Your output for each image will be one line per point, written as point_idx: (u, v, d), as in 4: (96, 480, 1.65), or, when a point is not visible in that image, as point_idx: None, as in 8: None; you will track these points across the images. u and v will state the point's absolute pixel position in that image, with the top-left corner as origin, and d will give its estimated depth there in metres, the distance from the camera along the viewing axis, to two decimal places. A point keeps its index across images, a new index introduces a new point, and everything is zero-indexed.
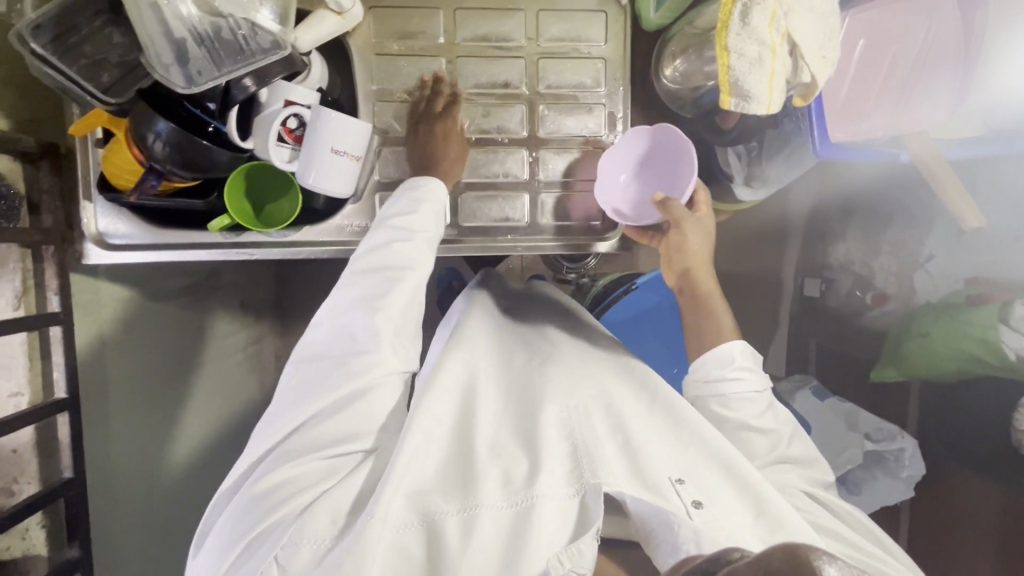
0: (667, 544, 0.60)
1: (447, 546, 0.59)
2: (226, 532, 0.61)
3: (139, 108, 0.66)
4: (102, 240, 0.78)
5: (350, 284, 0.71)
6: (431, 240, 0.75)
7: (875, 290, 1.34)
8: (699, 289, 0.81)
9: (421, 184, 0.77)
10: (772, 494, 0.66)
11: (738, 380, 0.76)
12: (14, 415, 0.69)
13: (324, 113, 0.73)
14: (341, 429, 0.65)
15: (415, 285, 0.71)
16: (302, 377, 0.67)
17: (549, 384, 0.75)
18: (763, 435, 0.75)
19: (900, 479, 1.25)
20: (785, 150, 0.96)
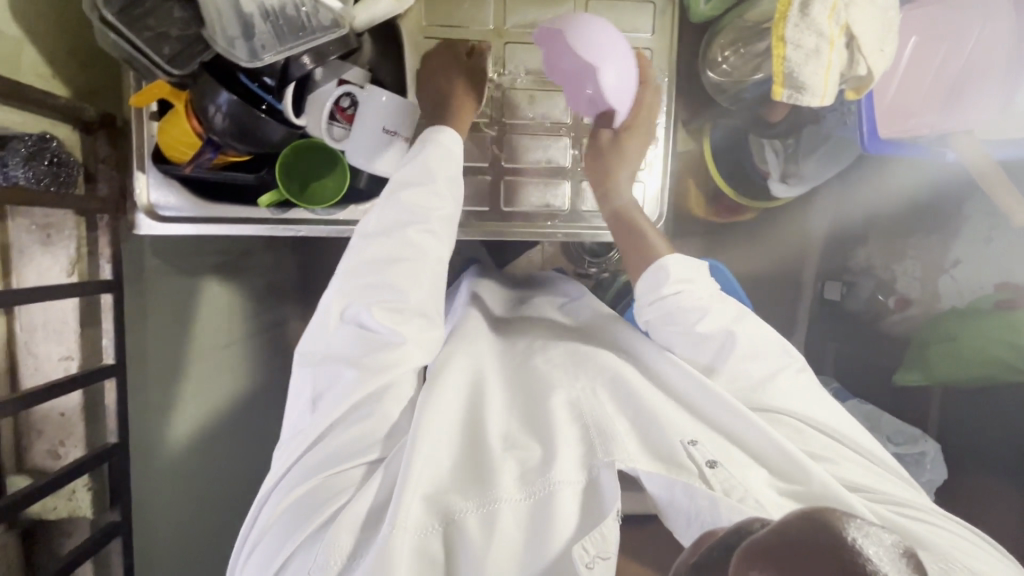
0: (681, 517, 0.60)
1: (471, 541, 0.56)
2: (263, 554, 0.60)
3: (203, 80, 0.67)
4: (153, 212, 0.79)
5: (357, 273, 0.69)
6: (449, 219, 0.72)
7: (897, 294, 1.36)
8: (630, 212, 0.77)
9: (437, 136, 0.72)
10: (790, 451, 0.65)
11: (683, 293, 0.73)
12: (67, 379, 0.70)
13: (377, 95, 0.75)
14: (359, 431, 0.65)
15: (429, 275, 0.70)
16: (320, 379, 0.67)
17: (556, 373, 0.73)
18: (715, 342, 0.73)
19: (920, 483, 1.24)
20: (821, 146, 0.97)
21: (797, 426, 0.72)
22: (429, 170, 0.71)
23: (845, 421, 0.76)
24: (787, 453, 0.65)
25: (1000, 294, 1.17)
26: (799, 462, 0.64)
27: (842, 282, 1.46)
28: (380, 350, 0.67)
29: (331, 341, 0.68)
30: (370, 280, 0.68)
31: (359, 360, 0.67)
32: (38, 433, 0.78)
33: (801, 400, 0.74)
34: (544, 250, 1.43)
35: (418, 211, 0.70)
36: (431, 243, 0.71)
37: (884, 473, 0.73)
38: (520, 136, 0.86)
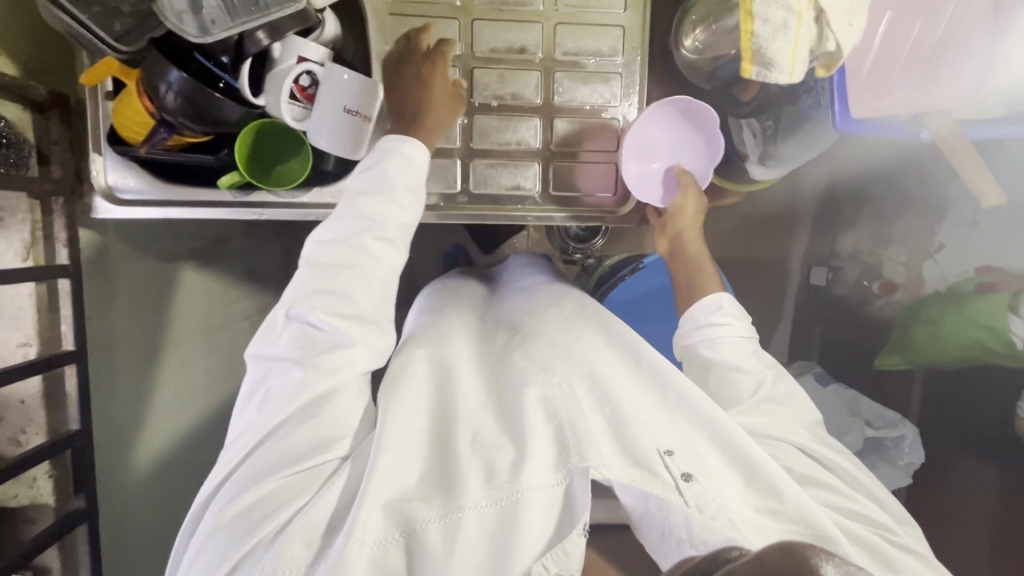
0: (655, 532, 0.59)
1: (429, 553, 0.55)
2: (203, 566, 0.57)
3: (153, 57, 0.65)
4: (111, 194, 0.77)
5: (312, 280, 0.66)
6: (403, 228, 0.70)
7: (882, 279, 1.35)
8: (691, 254, 0.87)
9: (397, 149, 0.71)
10: (763, 459, 0.65)
11: (725, 325, 0.81)
12: (27, 363, 0.69)
13: (338, 72, 0.73)
14: (311, 439, 0.62)
15: (379, 279, 0.68)
16: (269, 385, 0.64)
17: (528, 369, 0.72)
18: (746, 376, 0.77)
19: (899, 466, 1.25)
20: (801, 129, 0.92)
21: (781, 445, 0.73)
22: (389, 179, 0.71)
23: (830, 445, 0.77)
24: (761, 464, 0.64)
25: (983, 276, 1.16)
26: (768, 472, 0.64)
27: (828, 267, 1.49)
28: (328, 349, 0.64)
29: (283, 340, 0.65)
30: (322, 287, 0.66)
31: (302, 364, 0.63)
32: None
33: (778, 421, 0.75)
34: (526, 237, 1.42)
35: (373, 218, 0.69)
36: (387, 251, 0.69)
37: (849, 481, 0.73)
38: (490, 116, 0.84)
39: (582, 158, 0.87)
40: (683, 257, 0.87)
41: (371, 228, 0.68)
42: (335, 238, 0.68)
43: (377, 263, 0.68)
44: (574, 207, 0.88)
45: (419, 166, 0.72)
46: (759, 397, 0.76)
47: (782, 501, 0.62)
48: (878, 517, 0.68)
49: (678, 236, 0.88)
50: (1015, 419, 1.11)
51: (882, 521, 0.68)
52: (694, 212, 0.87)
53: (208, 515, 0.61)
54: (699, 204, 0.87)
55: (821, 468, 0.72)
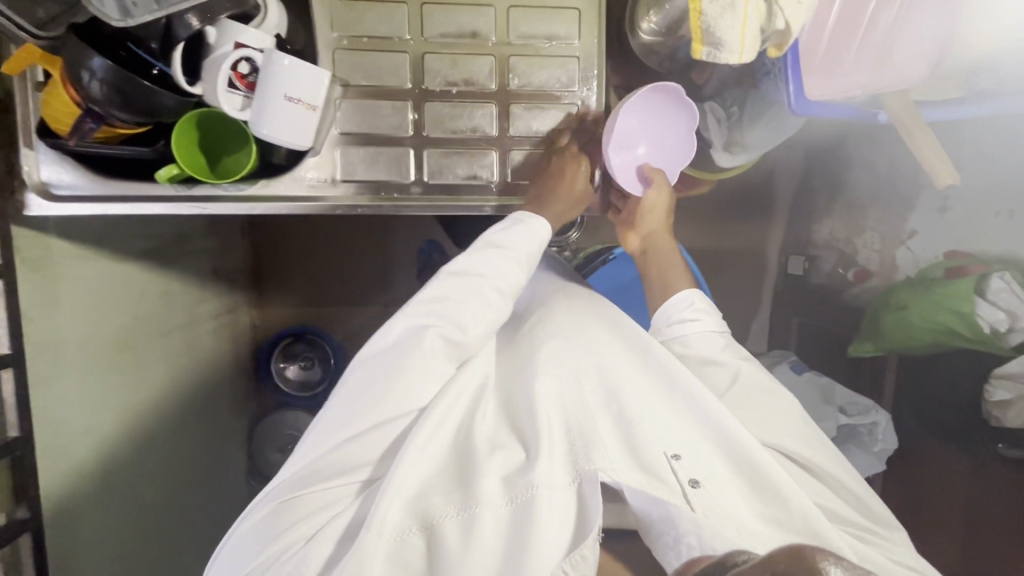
0: (668, 536, 0.60)
1: (444, 551, 0.57)
2: (241, 546, 0.62)
3: (72, 43, 0.63)
4: (45, 191, 0.75)
5: (422, 306, 0.68)
6: (496, 282, 0.71)
7: (857, 267, 1.37)
8: (661, 252, 0.85)
9: (526, 219, 0.75)
10: (772, 464, 0.65)
11: (698, 321, 0.79)
12: None
13: (278, 58, 0.70)
14: (372, 450, 0.64)
15: (484, 324, 0.70)
16: (350, 392, 0.65)
17: (544, 355, 0.70)
18: (724, 370, 0.77)
19: (873, 453, 1.25)
20: (764, 115, 0.91)
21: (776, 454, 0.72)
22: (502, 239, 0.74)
23: (824, 447, 0.74)
24: (768, 469, 0.65)
25: (951, 261, 1.16)
26: (773, 477, 0.64)
27: (805, 257, 1.50)
28: (413, 371, 0.66)
29: (376, 349, 0.67)
30: (423, 316, 0.68)
31: (390, 382, 0.65)
32: None
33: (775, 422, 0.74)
34: None
35: (481, 267, 0.71)
36: (497, 298, 0.71)
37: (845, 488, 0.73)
38: (444, 104, 0.81)
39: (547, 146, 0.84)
40: (653, 254, 0.86)
41: (482, 276, 0.71)
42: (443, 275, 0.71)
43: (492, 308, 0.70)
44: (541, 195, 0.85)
45: (542, 237, 0.76)
46: (739, 387, 0.76)
47: (782, 502, 0.64)
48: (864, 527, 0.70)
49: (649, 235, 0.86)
50: (983, 402, 1.11)
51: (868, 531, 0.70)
52: (664, 209, 0.85)
53: (255, 500, 0.65)
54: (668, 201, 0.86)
55: (815, 479, 0.72)
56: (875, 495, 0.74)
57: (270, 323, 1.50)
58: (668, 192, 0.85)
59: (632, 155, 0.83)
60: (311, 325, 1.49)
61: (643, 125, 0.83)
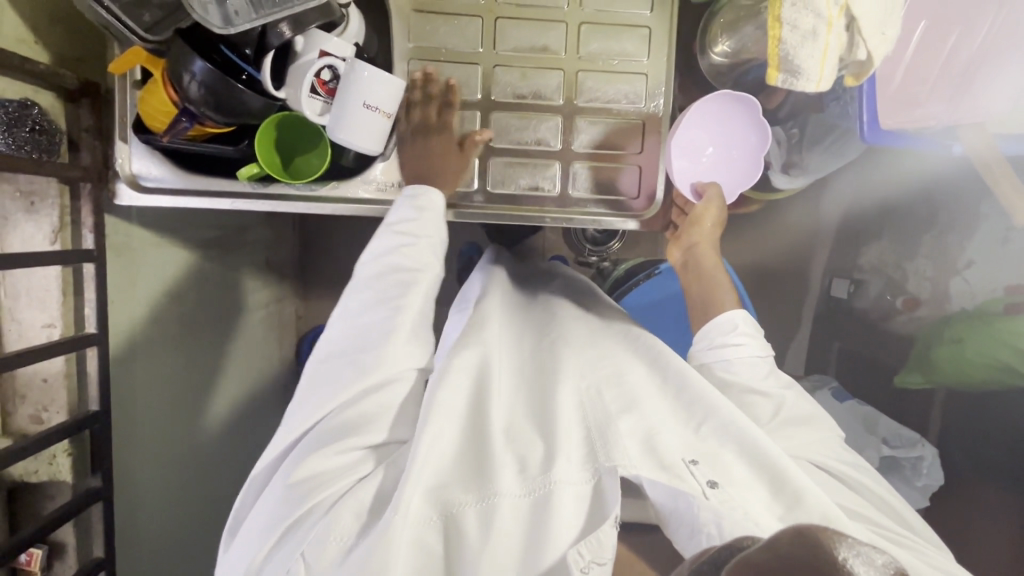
0: (687, 527, 0.58)
1: (468, 537, 0.57)
2: (247, 543, 0.61)
3: (178, 46, 0.67)
4: (134, 182, 0.80)
5: (367, 284, 0.72)
6: (436, 247, 0.75)
7: (907, 295, 1.29)
8: (705, 267, 0.86)
9: (424, 189, 0.77)
10: (793, 468, 0.63)
11: (742, 346, 0.79)
12: (47, 346, 0.71)
13: (358, 69, 0.73)
14: (352, 418, 0.64)
15: (429, 290, 0.72)
16: (319, 374, 0.67)
17: (566, 366, 0.73)
18: (767, 400, 0.76)
19: (916, 488, 1.22)
20: (827, 140, 0.92)
21: (819, 472, 0.70)
22: (420, 209, 0.76)
23: (858, 468, 0.74)
24: (790, 474, 0.62)
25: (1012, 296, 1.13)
26: (793, 479, 0.62)
27: (850, 281, 1.43)
28: (373, 348, 0.67)
29: (336, 338, 0.69)
30: (368, 298, 0.70)
31: (353, 362, 0.66)
32: (22, 398, 0.79)
33: (812, 446, 0.74)
34: (544, 238, 1.42)
35: (421, 233, 0.75)
36: (430, 260, 0.74)
37: (876, 497, 0.71)
38: (509, 115, 0.84)
39: (613, 161, 0.85)
40: (696, 269, 0.86)
41: (413, 245, 0.74)
42: (376, 257, 0.74)
43: (421, 273, 0.72)
44: (606, 200, 0.86)
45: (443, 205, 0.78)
46: (780, 419, 0.75)
47: (802, 507, 0.61)
48: (921, 544, 0.64)
49: (693, 247, 0.86)
50: None
51: (920, 547, 0.64)
52: (712, 224, 0.85)
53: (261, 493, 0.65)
54: (718, 215, 0.85)
55: (841, 488, 0.70)
56: (905, 506, 0.72)
57: (314, 315, 1.54)
58: (721, 208, 0.84)
59: (694, 166, 0.85)
60: None
61: (711, 134, 0.84)
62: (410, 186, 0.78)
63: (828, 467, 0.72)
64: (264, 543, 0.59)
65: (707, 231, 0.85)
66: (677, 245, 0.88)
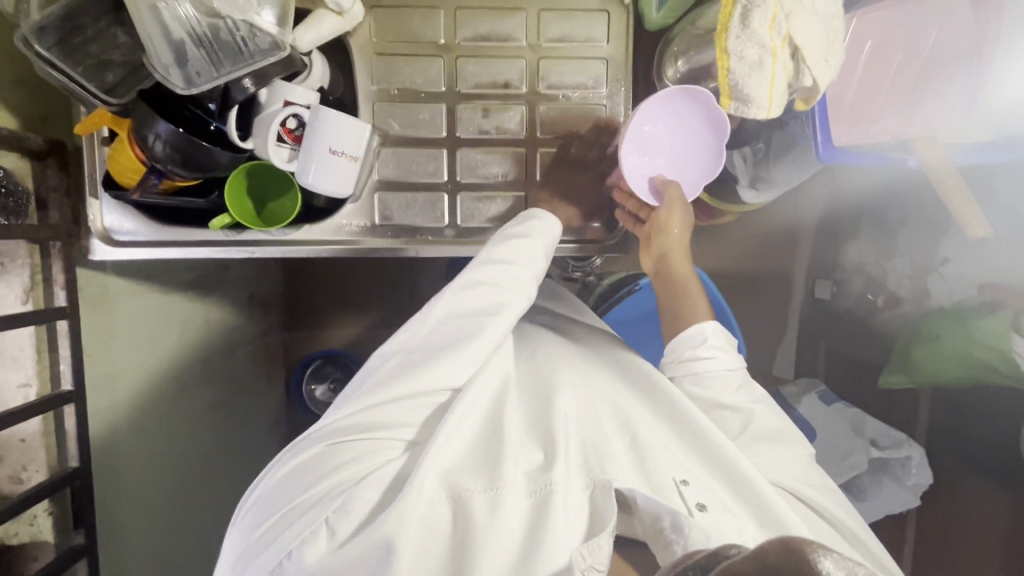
0: (677, 544, 0.55)
1: (472, 525, 0.57)
2: (272, 494, 0.63)
3: (140, 108, 0.67)
4: (107, 236, 0.80)
5: (466, 294, 0.72)
6: (537, 275, 0.77)
7: (886, 291, 1.35)
8: (677, 276, 0.84)
9: (539, 215, 0.81)
10: (773, 497, 0.65)
11: (713, 359, 0.78)
12: (22, 408, 0.71)
13: (324, 112, 0.74)
14: (402, 416, 0.66)
15: (518, 315, 0.73)
16: (392, 362, 0.68)
17: (570, 379, 0.74)
18: (735, 415, 0.76)
19: (906, 487, 1.23)
20: (791, 154, 0.94)
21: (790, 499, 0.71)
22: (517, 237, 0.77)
23: (827, 494, 0.74)
24: (773, 504, 0.64)
25: (986, 295, 1.15)
26: (773, 506, 0.64)
27: (832, 281, 1.45)
28: (452, 350, 0.68)
29: (413, 332, 0.70)
30: (461, 305, 0.72)
31: (427, 361, 0.67)
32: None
33: (785, 469, 0.74)
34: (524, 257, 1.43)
35: (511, 258, 0.76)
36: (526, 282, 0.75)
37: (853, 537, 0.70)
38: (474, 151, 0.85)
39: (576, 189, 0.87)
40: (667, 279, 0.84)
41: (511, 265, 0.75)
42: (476, 267, 0.74)
43: (517, 300, 0.74)
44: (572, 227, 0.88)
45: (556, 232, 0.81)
46: (748, 435, 0.75)
47: (784, 533, 0.62)
48: None
49: (664, 256, 0.84)
50: None
51: None
52: (681, 230, 0.83)
53: (298, 443, 0.66)
54: (685, 219, 0.83)
55: (813, 518, 0.70)
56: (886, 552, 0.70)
57: (299, 345, 1.54)
58: (684, 212, 0.82)
59: (648, 160, 0.82)
60: (340, 348, 1.53)
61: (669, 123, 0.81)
62: (532, 210, 0.81)
63: (803, 496, 0.71)
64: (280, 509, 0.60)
65: (672, 234, 0.82)
66: (648, 251, 0.86)
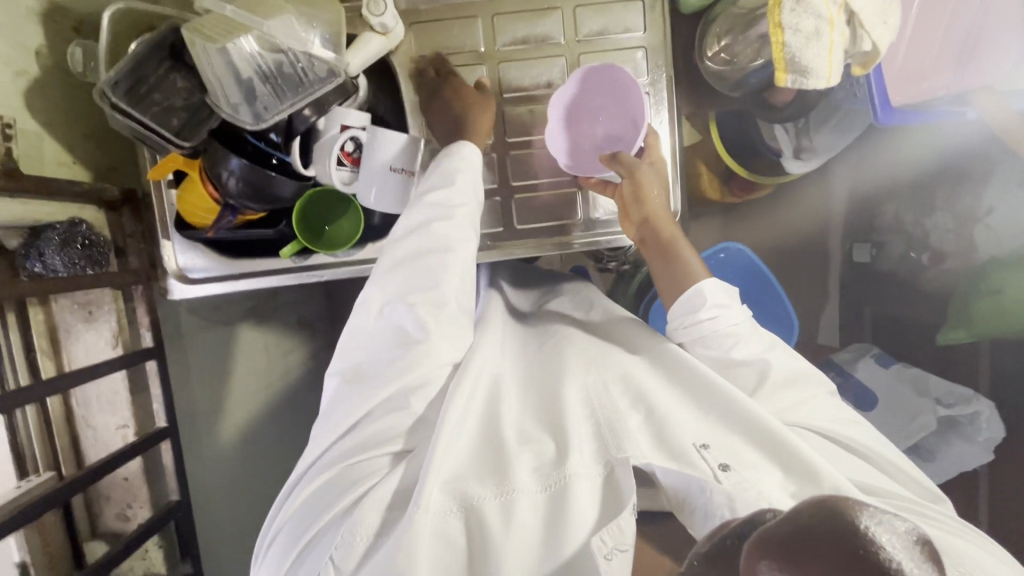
0: (699, 510, 0.58)
1: (489, 529, 0.57)
2: (287, 532, 0.64)
3: (213, 148, 0.70)
4: (182, 276, 0.82)
5: (387, 275, 0.71)
6: (471, 214, 0.74)
7: (930, 249, 1.29)
8: (667, 238, 0.80)
9: (459, 152, 0.76)
10: (799, 446, 0.63)
11: (717, 318, 0.75)
12: (121, 453, 0.73)
13: (382, 133, 0.76)
14: (386, 426, 0.67)
15: (459, 267, 0.72)
16: (356, 373, 0.70)
17: (571, 368, 0.73)
18: (750, 367, 0.75)
19: (979, 444, 1.21)
20: (834, 118, 0.96)
21: (808, 433, 0.71)
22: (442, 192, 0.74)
23: (852, 425, 0.74)
24: (800, 450, 0.62)
25: None
26: (802, 455, 0.62)
27: (870, 244, 1.41)
28: (414, 344, 0.69)
29: (361, 343, 0.70)
30: (398, 288, 0.71)
31: (388, 364, 0.69)
32: (107, 498, 0.82)
33: (804, 409, 0.73)
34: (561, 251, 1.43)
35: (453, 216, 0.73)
36: (458, 235, 0.73)
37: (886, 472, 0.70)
38: (522, 153, 0.87)
39: None
40: (654, 243, 0.80)
41: (445, 218, 0.72)
42: (410, 237, 0.72)
43: (450, 252, 0.71)
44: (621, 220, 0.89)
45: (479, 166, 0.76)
46: (769, 385, 0.74)
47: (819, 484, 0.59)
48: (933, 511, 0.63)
49: (647, 221, 0.80)
50: None
51: (924, 507, 0.63)
52: (655, 192, 0.80)
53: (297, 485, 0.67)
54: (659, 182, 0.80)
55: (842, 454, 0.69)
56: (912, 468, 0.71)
57: None
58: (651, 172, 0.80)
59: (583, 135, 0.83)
60: None
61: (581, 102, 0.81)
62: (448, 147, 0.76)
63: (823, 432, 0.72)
64: (295, 547, 0.61)
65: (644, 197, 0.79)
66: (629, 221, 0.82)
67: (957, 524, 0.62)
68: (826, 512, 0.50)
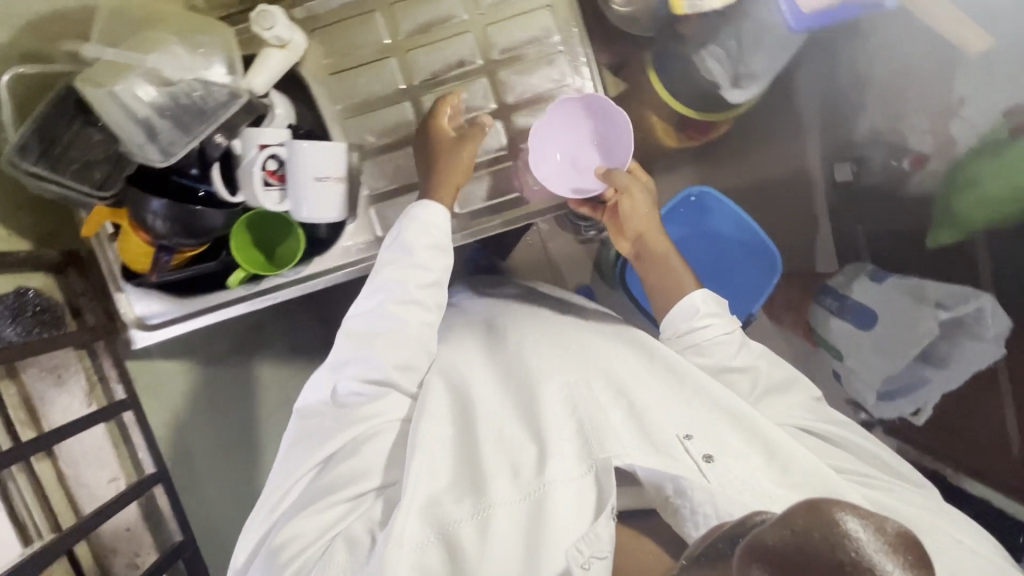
0: (684, 509, 0.57)
1: (466, 552, 0.56)
2: None
3: (133, 194, 0.72)
4: (143, 324, 0.82)
5: (360, 332, 0.72)
6: (442, 276, 0.75)
7: (911, 152, 1.25)
8: (659, 254, 0.81)
9: (427, 206, 0.75)
10: (780, 440, 0.63)
11: (711, 327, 0.75)
12: (116, 498, 0.76)
13: (299, 145, 0.74)
14: (356, 466, 0.66)
15: (430, 326, 0.74)
16: (324, 422, 0.70)
17: (545, 366, 0.71)
18: (744, 375, 0.74)
19: (989, 340, 1.15)
20: (763, 39, 0.94)
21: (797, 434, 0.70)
22: (415, 242, 0.74)
23: (837, 425, 0.74)
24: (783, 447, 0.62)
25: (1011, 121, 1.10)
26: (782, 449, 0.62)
27: (850, 161, 1.33)
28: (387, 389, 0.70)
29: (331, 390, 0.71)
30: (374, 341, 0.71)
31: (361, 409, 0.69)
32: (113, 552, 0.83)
33: (786, 406, 0.73)
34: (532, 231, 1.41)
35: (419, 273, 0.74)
36: (431, 294, 0.74)
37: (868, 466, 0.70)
38: None
39: None
40: (648, 259, 0.82)
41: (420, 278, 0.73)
42: (383, 294, 0.73)
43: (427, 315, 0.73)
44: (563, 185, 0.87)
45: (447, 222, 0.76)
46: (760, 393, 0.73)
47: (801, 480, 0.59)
48: (911, 501, 0.64)
49: (641, 238, 0.82)
50: None
51: (896, 490, 0.66)
52: (644, 207, 0.81)
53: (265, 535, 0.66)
54: (647, 197, 0.82)
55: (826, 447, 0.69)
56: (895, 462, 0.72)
57: None
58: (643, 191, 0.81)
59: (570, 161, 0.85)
60: None
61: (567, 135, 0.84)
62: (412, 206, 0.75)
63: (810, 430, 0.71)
64: None
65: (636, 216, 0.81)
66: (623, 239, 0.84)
67: (937, 511, 0.63)
68: (817, 516, 0.43)
